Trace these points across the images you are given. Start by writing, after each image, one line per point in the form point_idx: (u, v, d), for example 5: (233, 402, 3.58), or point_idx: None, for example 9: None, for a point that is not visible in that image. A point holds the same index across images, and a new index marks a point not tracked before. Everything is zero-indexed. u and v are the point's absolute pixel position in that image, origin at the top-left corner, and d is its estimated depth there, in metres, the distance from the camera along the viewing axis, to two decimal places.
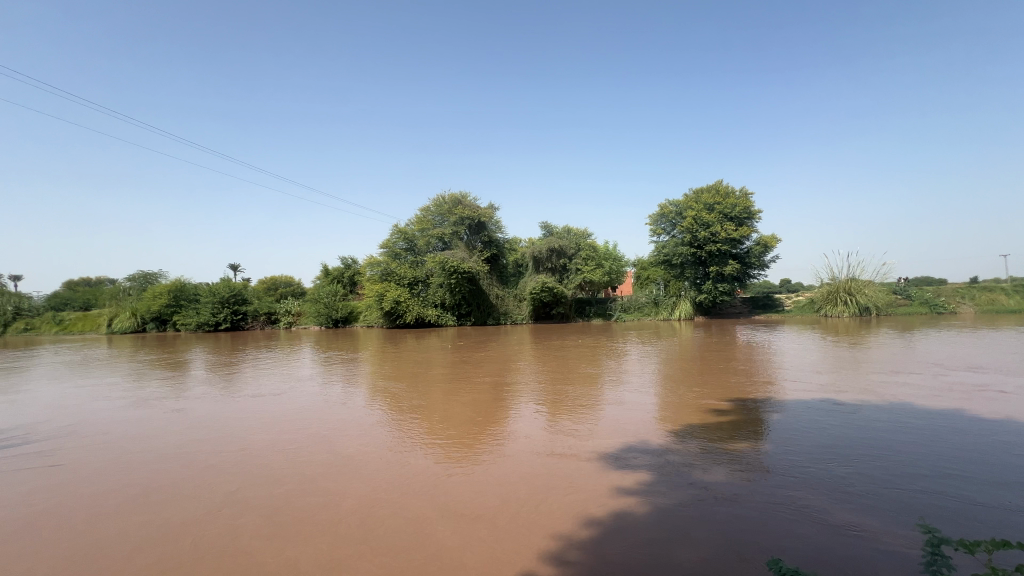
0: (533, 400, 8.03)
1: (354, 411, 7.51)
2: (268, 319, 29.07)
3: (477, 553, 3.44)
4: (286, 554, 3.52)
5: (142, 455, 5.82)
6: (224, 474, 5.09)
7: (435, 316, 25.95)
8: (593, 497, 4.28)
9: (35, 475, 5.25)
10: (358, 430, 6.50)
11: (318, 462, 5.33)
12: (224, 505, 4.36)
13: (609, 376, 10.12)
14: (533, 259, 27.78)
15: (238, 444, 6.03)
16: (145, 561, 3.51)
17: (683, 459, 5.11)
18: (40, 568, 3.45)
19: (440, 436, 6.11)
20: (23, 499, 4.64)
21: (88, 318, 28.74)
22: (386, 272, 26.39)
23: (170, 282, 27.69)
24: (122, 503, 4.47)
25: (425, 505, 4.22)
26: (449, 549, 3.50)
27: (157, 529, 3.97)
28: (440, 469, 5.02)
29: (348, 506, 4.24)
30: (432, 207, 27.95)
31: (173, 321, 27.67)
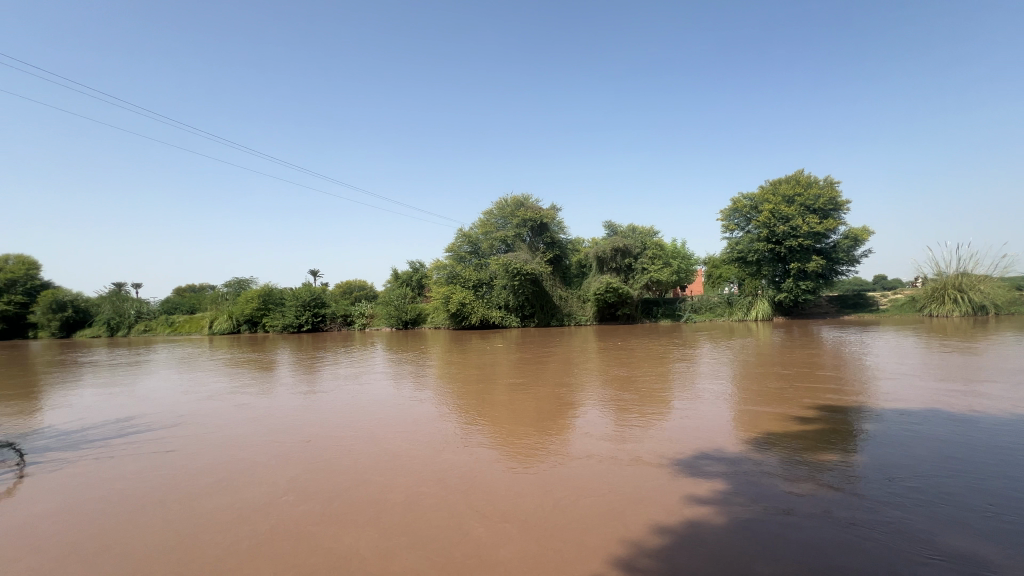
0: (596, 403, 7.61)
1: (418, 410, 7.51)
2: (345, 320, 30.77)
3: (518, 555, 3.11)
4: (345, 540, 3.30)
5: (212, 437, 6.02)
6: (281, 458, 5.09)
7: (499, 317, 25.99)
8: (657, 503, 3.83)
9: (120, 448, 5.56)
10: (413, 428, 6.41)
11: (371, 454, 5.24)
12: (278, 485, 4.30)
13: (679, 379, 9.47)
14: (597, 259, 27.05)
15: (295, 436, 6.03)
16: (209, 531, 3.41)
17: (765, 469, 4.52)
18: (112, 528, 3.47)
19: (498, 438, 5.83)
20: (100, 469, 4.77)
21: (193, 320, 31.85)
22: (452, 275, 26.89)
23: (260, 287, 29.94)
24: (187, 478, 4.47)
25: (470, 501, 3.94)
26: (491, 549, 3.20)
27: (219, 503, 3.90)
28: (490, 469, 4.72)
29: (398, 496, 4.05)
30: (495, 210, 28.26)
31: (262, 323, 29.88)
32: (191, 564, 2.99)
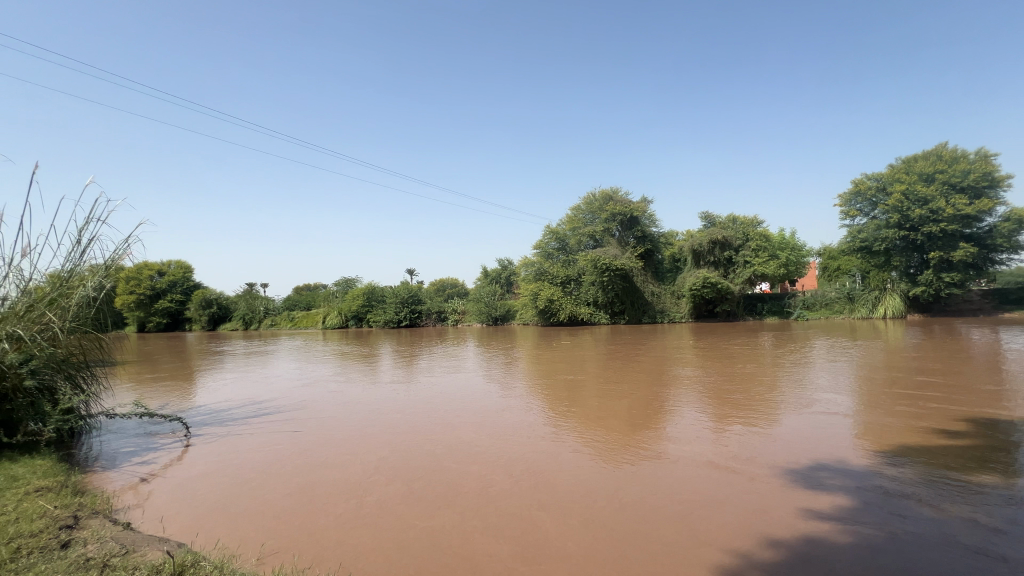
0: (693, 404, 7.19)
1: (509, 405, 7.69)
2: (439, 317, 32.64)
3: (586, 550, 3.11)
4: (433, 521, 3.50)
5: (320, 420, 6.71)
6: (381, 442, 5.52)
7: (588, 314, 25.64)
8: (766, 515, 3.54)
9: (249, 427, 6.39)
10: (502, 421, 6.58)
11: (450, 442, 5.54)
12: (369, 465, 4.68)
13: (790, 382, 8.64)
14: (692, 253, 25.57)
15: (392, 423, 6.51)
16: (321, 502, 3.78)
17: (900, 487, 3.97)
18: (246, 490, 4.00)
19: (588, 436, 5.77)
20: (239, 443, 5.54)
21: (309, 316, 35.55)
22: (540, 272, 27.08)
23: (364, 286, 32.39)
24: (305, 455, 5.02)
25: (543, 494, 4.00)
26: (559, 542, 3.22)
27: (329, 478, 4.32)
28: (567, 465, 4.75)
29: (475, 484, 4.22)
30: (583, 205, 28.06)
31: (367, 318, 32.49)
32: (304, 527, 3.34)
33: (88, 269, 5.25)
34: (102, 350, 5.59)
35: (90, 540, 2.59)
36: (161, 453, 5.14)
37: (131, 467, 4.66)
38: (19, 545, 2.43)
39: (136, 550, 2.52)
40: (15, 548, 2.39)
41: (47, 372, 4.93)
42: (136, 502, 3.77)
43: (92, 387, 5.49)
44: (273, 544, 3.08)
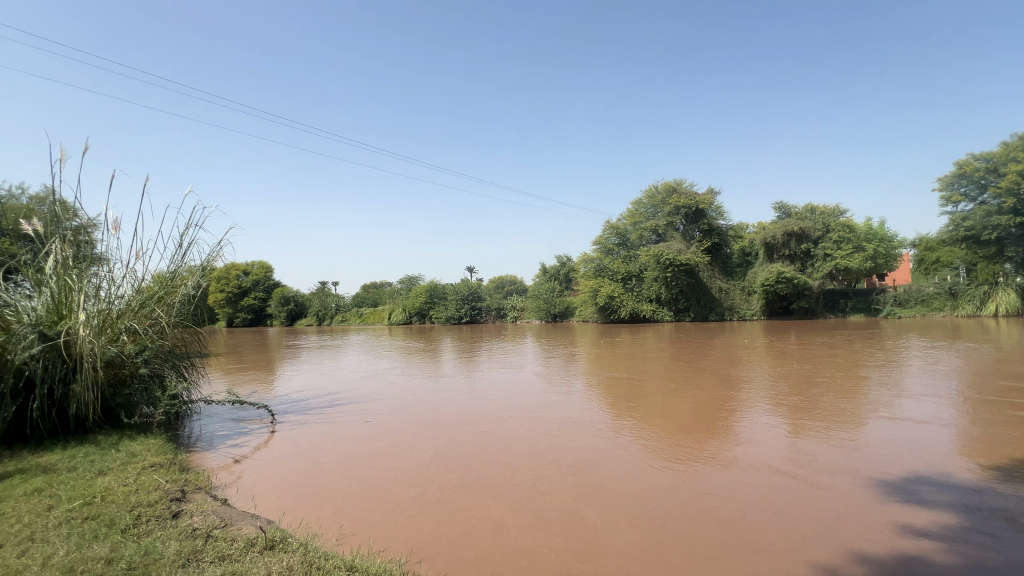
0: (766, 406, 6.77)
1: (570, 402, 7.62)
2: (498, 313, 33.47)
3: (640, 550, 3.05)
4: (491, 513, 3.56)
5: (383, 412, 7.04)
6: (443, 435, 5.69)
7: (651, 311, 24.86)
8: (852, 527, 3.28)
9: (321, 416, 6.82)
10: (563, 418, 6.56)
11: (502, 436, 5.63)
12: (426, 456, 4.86)
13: (880, 385, 7.90)
14: (764, 246, 23.96)
15: (454, 417, 6.68)
16: (388, 489, 3.97)
17: (1019, 506, 3.51)
18: (321, 475, 4.27)
19: (653, 436, 5.60)
20: (317, 431, 5.92)
21: (376, 313, 37.25)
22: (600, 268, 26.65)
23: (427, 283, 33.46)
24: (373, 444, 5.27)
25: (594, 492, 3.97)
26: (611, 540, 3.18)
27: (394, 467, 4.51)
28: (621, 464, 4.66)
29: (528, 479, 4.25)
30: (645, 199, 27.34)
31: (429, 315, 33.52)
32: (373, 512, 3.52)
33: (188, 270, 5.85)
34: (200, 343, 6.21)
35: (193, 512, 2.89)
36: (250, 437, 5.64)
37: (225, 449, 5.13)
38: (139, 513, 2.75)
39: (232, 524, 2.78)
40: (137, 515, 2.72)
41: (158, 361, 5.54)
42: (227, 481, 4.13)
43: (192, 375, 6.11)
44: (345, 527, 3.26)
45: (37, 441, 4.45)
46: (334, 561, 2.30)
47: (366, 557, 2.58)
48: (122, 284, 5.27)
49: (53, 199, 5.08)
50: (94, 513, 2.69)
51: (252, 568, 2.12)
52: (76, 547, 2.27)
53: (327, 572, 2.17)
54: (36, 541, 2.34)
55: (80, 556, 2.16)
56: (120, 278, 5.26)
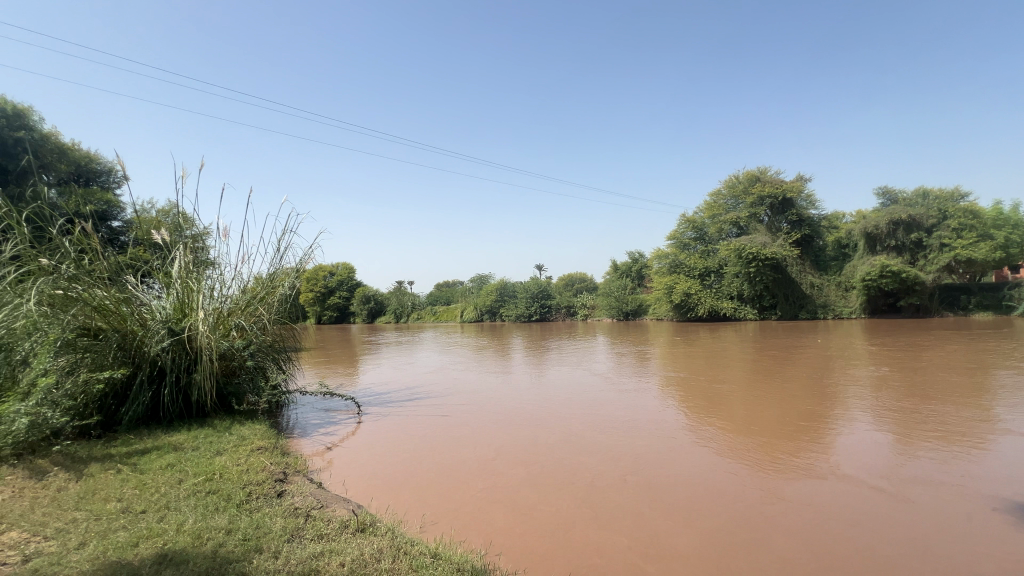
0: (868, 414, 6.14)
1: (645, 402, 7.40)
2: (568, 311, 33.45)
3: (713, 557, 2.91)
4: (562, 510, 3.56)
5: (460, 407, 7.27)
6: (515, 431, 5.75)
7: (732, 309, 23.43)
8: (974, 552, 2.90)
9: (403, 409, 7.18)
10: (637, 418, 6.38)
11: (570, 433, 5.62)
12: (497, 451, 4.94)
13: (1013, 394, 6.85)
14: (865, 237, 21.65)
15: (526, 414, 6.72)
16: (462, 482, 4.08)
17: None
18: (402, 465, 4.50)
19: (736, 440, 5.28)
20: (399, 423, 6.25)
21: (449, 310, 38.50)
22: (675, 264, 25.63)
23: (497, 281, 34.07)
24: (448, 438, 5.44)
25: (663, 494, 3.85)
26: (689, 545, 3.05)
27: (468, 461, 4.63)
28: (694, 467, 4.47)
29: (595, 477, 4.21)
30: (724, 190, 26.09)
31: (500, 313, 34.08)
32: (449, 503, 3.64)
33: (285, 271, 6.42)
34: (294, 338, 6.80)
35: (294, 493, 3.17)
36: (339, 426, 6.08)
37: (318, 436, 5.58)
38: (250, 490, 3.08)
39: (326, 505, 3.02)
40: (249, 492, 3.04)
41: (261, 355, 6.12)
42: (320, 466, 4.49)
43: (290, 368, 6.68)
44: (427, 515, 3.41)
45: (168, 422, 5.11)
46: (419, 547, 2.42)
47: (446, 546, 2.67)
48: (231, 285, 5.90)
49: (176, 211, 5.82)
50: (213, 488, 3.05)
51: (348, 548, 2.29)
52: (202, 516, 2.59)
53: (414, 557, 2.29)
54: (172, 509, 2.69)
55: (205, 525, 2.46)
56: (229, 279, 5.90)
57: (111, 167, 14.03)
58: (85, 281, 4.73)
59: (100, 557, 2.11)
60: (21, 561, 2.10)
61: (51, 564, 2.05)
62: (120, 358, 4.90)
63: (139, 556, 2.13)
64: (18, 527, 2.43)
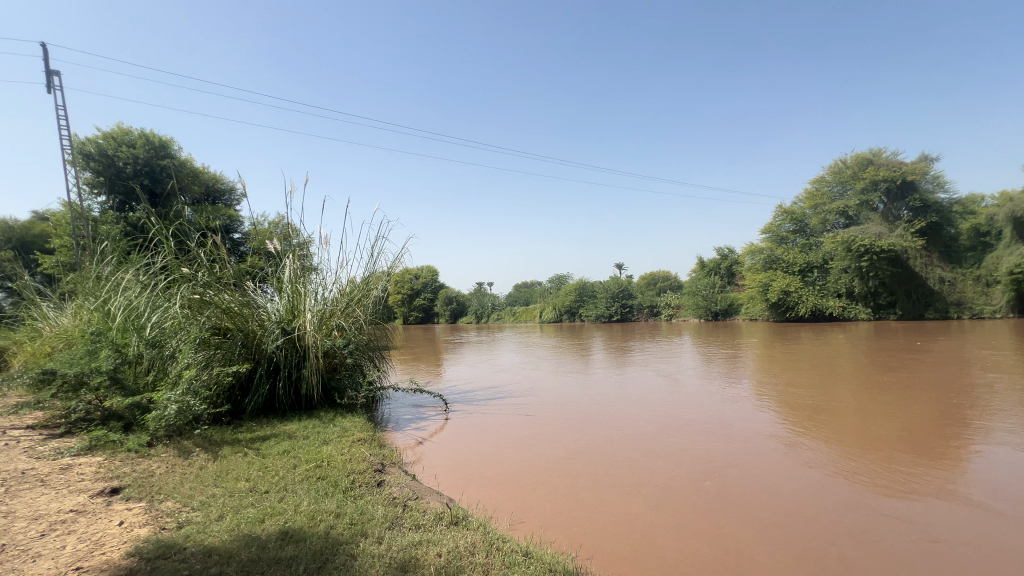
0: (1020, 430, 5.22)
1: (739, 406, 6.93)
2: (651, 311, 32.25)
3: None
4: (647, 514, 3.45)
5: (543, 406, 7.30)
6: (597, 433, 5.63)
7: (840, 308, 21.14)
8: None
9: (487, 407, 7.37)
10: (731, 423, 5.97)
11: (651, 435, 5.47)
12: (580, 453, 4.88)
13: None
14: (1013, 221, 18.39)
15: (609, 415, 6.57)
16: (546, 482, 4.10)
17: None
18: (488, 463, 4.59)
19: (847, 452, 4.75)
20: (483, 422, 6.39)
21: (528, 311, 38.84)
22: (770, 259, 23.73)
23: (576, 281, 33.78)
24: (531, 438, 5.47)
25: (748, 502, 3.62)
26: (788, 559, 2.82)
27: (551, 461, 4.62)
28: (788, 475, 4.15)
29: (679, 482, 4.05)
30: (828, 176, 23.79)
31: (579, 313, 33.71)
32: (535, 503, 3.65)
33: (377, 275, 6.90)
34: (386, 337, 7.27)
35: (392, 483, 3.38)
36: (429, 422, 6.37)
37: (410, 431, 5.90)
38: (354, 478, 3.34)
39: (422, 497, 3.18)
40: (353, 480, 3.30)
41: (360, 353, 6.61)
42: (412, 460, 4.72)
43: (385, 365, 7.13)
44: (516, 513, 3.45)
45: (283, 412, 5.71)
46: (510, 544, 2.47)
47: (537, 545, 2.69)
48: (331, 289, 6.46)
49: (284, 223, 6.49)
50: (323, 475, 3.35)
51: (444, 539, 2.39)
52: (315, 500, 2.85)
53: (507, 554, 2.33)
54: (290, 491, 3.00)
55: (318, 508, 2.70)
56: (330, 284, 6.45)
57: (232, 186, 15.95)
58: (215, 287, 5.44)
59: (236, 529, 2.41)
60: (177, 527, 2.45)
61: (198, 532, 2.37)
62: (244, 355, 5.56)
63: (265, 532, 2.39)
64: (172, 498, 2.85)
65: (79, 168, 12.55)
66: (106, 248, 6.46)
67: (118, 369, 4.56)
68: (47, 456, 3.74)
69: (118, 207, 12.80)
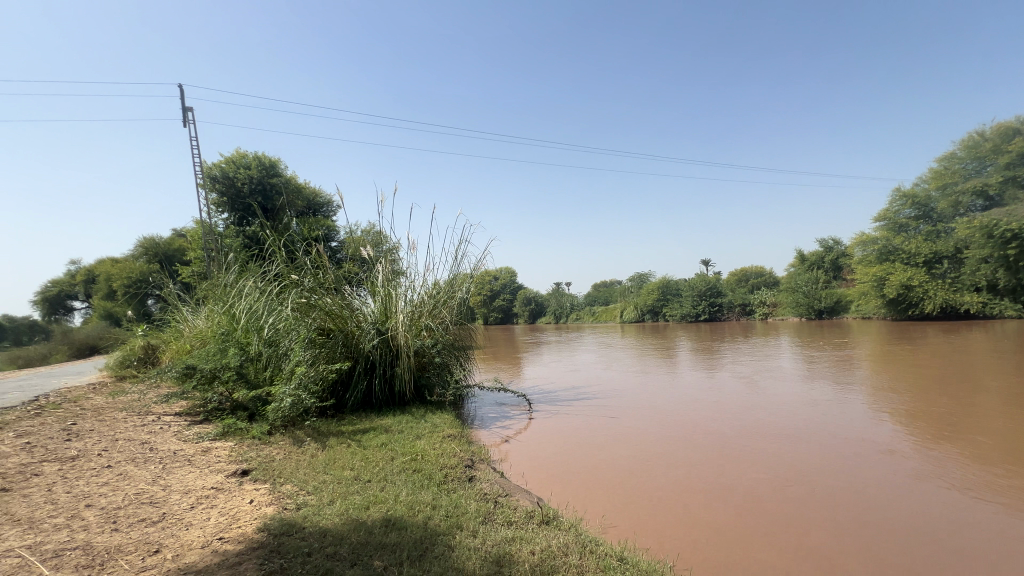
0: None
1: (852, 411, 6.24)
2: (744, 310, 30.08)
3: None
4: (739, 521, 3.26)
5: (628, 408, 7.13)
6: (686, 436, 5.38)
7: (978, 304, 18.20)
8: None
9: (571, 408, 7.34)
10: (843, 429, 5.39)
11: (742, 439, 5.15)
12: (666, 456, 4.70)
13: None
14: None
15: (699, 418, 6.23)
16: (631, 484, 4.00)
17: None
18: (572, 464, 4.56)
19: (992, 468, 4.09)
20: (566, 422, 6.35)
21: (608, 311, 38.10)
22: (886, 251, 21.20)
23: (659, 280, 32.49)
24: (615, 440, 5.35)
25: (858, 516, 3.28)
26: None
27: (636, 464, 4.50)
28: (901, 487, 3.73)
29: (777, 489, 3.76)
30: (961, 152, 20.58)
31: (662, 313, 32.35)
32: (621, 505, 3.59)
33: (460, 277, 7.16)
34: (470, 338, 7.51)
35: (482, 479, 3.49)
36: (514, 421, 6.47)
37: (496, 429, 6.04)
38: (446, 472, 3.50)
39: (511, 495, 3.24)
40: (446, 474, 3.46)
41: (447, 352, 6.90)
42: (499, 457, 4.84)
43: (470, 365, 7.37)
44: (606, 516, 3.39)
45: (380, 407, 6.12)
46: (604, 547, 2.43)
47: (631, 550, 2.63)
48: (419, 291, 6.82)
49: (375, 230, 6.96)
50: (418, 468, 3.54)
51: (536, 537, 2.42)
52: (413, 491, 3.02)
53: (600, 556, 2.30)
54: (390, 480, 3.22)
55: (416, 498, 2.85)
56: (417, 286, 6.81)
57: (330, 200, 17.39)
58: (318, 291, 5.98)
59: (345, 513, 2.63)
60: (296, 508, 2.73)
61: (314, 514, 2.62)
62: (345, 353, 6.04)
63: (370, 518, 2.58)
64: (291, 481, 3.18)
65: (208, 190, 14.43)
66: (230, 259, 7.35)
67: (243, 366, 5.18)
68: (192, 439, 4.34)
69: (238, 223, 14.52)
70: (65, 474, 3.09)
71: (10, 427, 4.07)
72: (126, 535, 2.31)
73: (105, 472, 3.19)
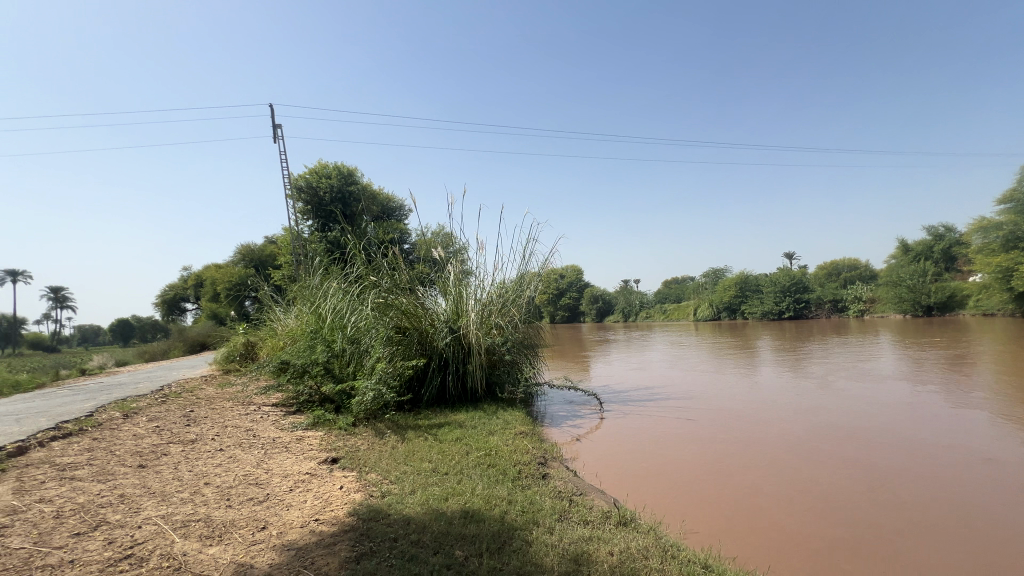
0: None
1: (973, 418, 5.48)
2: (836, 307, 27.51)
3: None
4: (821, 527, 3.06)
5: (705, 410, 6.78)
6: (765, 440, 5.06)
7: None
8: None
9: (645, 409, 7.11)
10: (959, 436, 4.78)
11: (825, 443, 4.79)
12: (742, 459, 4.47)
13: None
14: None
15: (784, 421, 5.81)
16: (704, 487, 3.85)
17: None
18: (644, 465, 4.44)
19: None
20: (638, 423, 6.17)
21: (680, 309, 36.53)
22: (1015, 236, 18.24)
23: (737, 275, 30.59)
24: (687, 441, 5.17)
25: (966, 529, 2.95)
26: None
27: (709, 466, 4.33)
28: (1017, 500, 3.31)
29: (868, 496, 3.47)
30: None
31: (741, 310, 30.42)
32: (695, 508, 3.46)
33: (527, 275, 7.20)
34: (539, 336, 7.53)
35: (556, 477, 3.48)
36: (585, 420, 6.38)
37: (567, 428, 5.99)
38: (520, 468, 3.53)
39: (586, 494, 3.20)
40: (520, 470, 3.50)
41: (516, 350, 6.98)
42: (572, 457, 4.79)
43: (539, 362, 7.39)
44: (685, 521, 3.26)
45: (454, 404, 6.31)
46: (686, 553, 2.34)
47: (716, 558, 2.51)
48: (488, 289, 6.94)
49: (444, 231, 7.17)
50: (492, 463, 3.61)
51: (614, 539, 2.37)
52: (489, 485, 3.08)
53: (683, 562, 2.22)
54: (466, 474, 3.31)
55: (492, 493, 2.91)
56: (486, 284, 6.94)
57: (402, 204, 18.27)
58: (394, 291, 6.30)
59: (426, 503, 2.74)
60: (381, 495, 2.90)
61: (397, 502, 2.76)
62: (419, 350, 6.31)
63: (450, 509, 2.67)
64: (375, 471, 3.37)
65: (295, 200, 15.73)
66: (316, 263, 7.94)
67: (329, 361, 5.57)
68: (288, 428, 4.74)
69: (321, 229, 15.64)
70: (187, 455, 3.51)
71: (144, 412, 4.69)
72: (238, 511, 2.57)
73: (218, 455, 3.57)
